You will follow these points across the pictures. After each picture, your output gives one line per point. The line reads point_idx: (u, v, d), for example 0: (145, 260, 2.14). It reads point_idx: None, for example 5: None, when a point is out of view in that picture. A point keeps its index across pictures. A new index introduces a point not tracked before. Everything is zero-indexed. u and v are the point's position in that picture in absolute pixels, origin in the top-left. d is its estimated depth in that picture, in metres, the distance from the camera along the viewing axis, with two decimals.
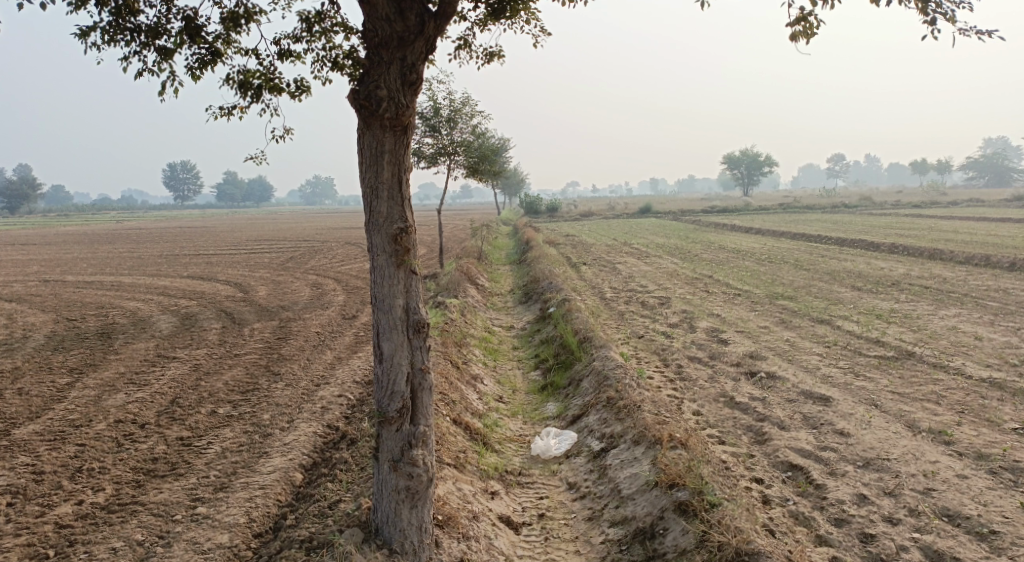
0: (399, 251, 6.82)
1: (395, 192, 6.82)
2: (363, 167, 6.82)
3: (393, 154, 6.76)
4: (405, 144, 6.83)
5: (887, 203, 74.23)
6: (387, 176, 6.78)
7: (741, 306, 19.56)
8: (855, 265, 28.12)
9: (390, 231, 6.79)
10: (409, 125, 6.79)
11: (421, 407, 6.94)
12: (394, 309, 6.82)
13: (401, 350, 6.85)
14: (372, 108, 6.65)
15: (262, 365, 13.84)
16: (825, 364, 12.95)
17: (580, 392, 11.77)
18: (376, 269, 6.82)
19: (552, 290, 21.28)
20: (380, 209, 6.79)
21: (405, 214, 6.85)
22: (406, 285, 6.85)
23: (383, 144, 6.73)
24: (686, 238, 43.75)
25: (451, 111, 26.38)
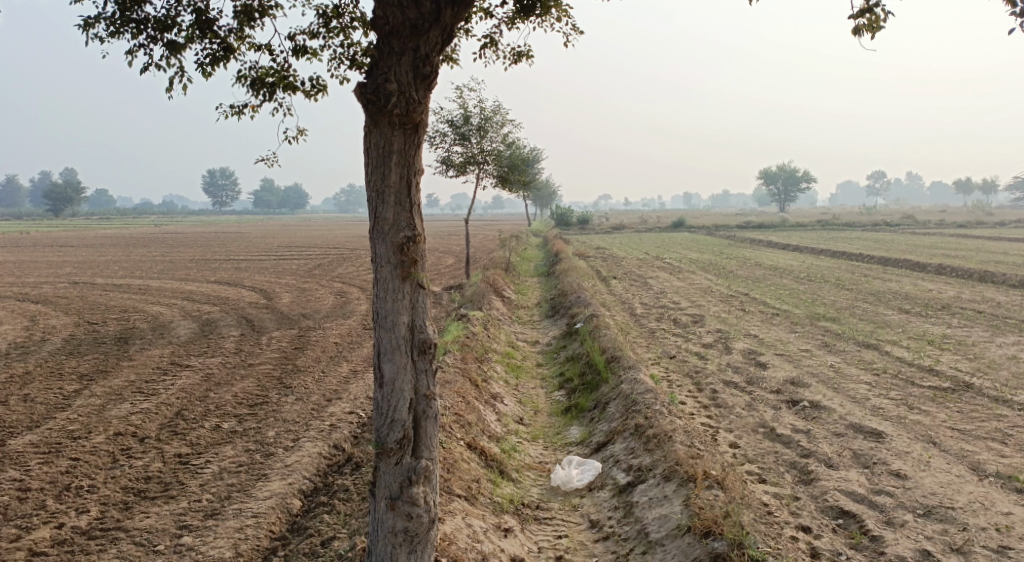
0: (405, 263, 6.12)
1: (403, 197, 6.11)
2: (369, 167, 6.11)
3: (402, 154, 6.04)
4: (416, 144, 6.11)
5: (928, 222, 72.48)
6: (395, 179, 6.07)
7: (780, 327, 18.62)
8: (900, 286, 26.95)
9: (396, 240, 6.10)
10: (420, 123, 6.08)
11: (424, 438, 6.27)
12: (397, 327, 6.14)
13: (404, 374, 6.18)
14: (381, 103, 5.95)
15: (276, 376, 13.06)
16: (874, 393, 12.01)
17: (606, 417, 10.94)
18: (379, 282, 6.14)
19: (582, 304, 20.47)
20: (385, 215, 6.09)
21: (413, 222, 6.15)
22: (411, 301, 6.17)
23: (391, 144, 6.02)
24: (721, 253, 42.71)
25: (483, 119, 25.74)
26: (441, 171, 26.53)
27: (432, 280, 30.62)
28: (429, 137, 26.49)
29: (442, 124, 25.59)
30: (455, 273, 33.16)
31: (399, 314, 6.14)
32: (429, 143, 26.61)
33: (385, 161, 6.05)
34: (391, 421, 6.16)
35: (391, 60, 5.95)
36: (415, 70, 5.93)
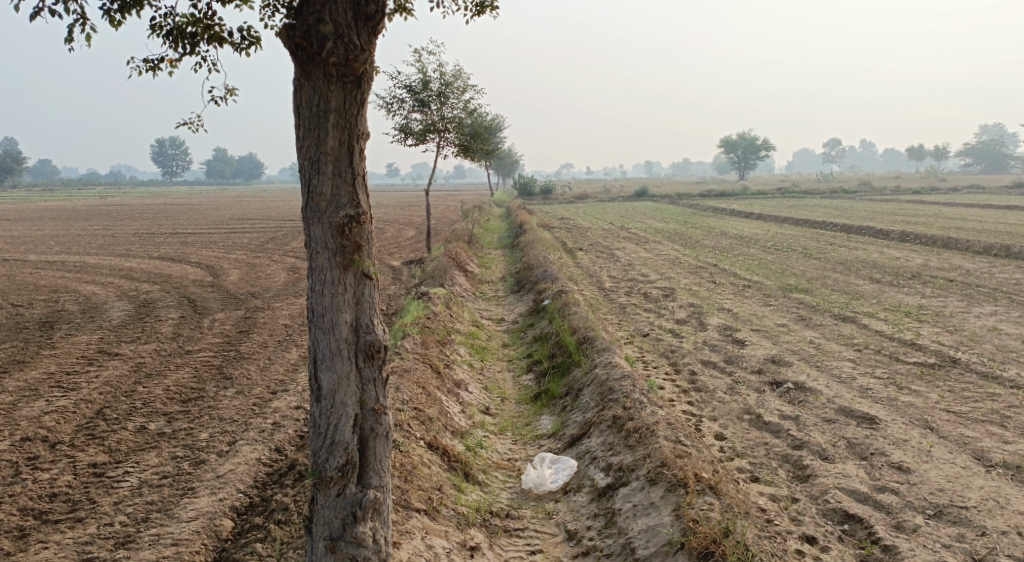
0: (346, 247, 5.74)
1: (342, 169, 5.70)
2: (302, 130, 5.67)
3: (343, 114, 5.62)
4: (357, 99, 5.66)
5: (885, 189, 72.88)
6: (332, 145, 5.65)
7: (753, 299, 17.90)
8: (868, 254, 26.47)
9: (334, 220, 5.70)
10: (362, 75, 5.61)
11: (370, 464, 5.97)
12: (337, 330, 5.79)
13: (345, 385, 5.85)
14: (313, 51, 5.51)
15: (215, 365, 11.97)
16: (860, 372, 11.28)
17: (580, 406, 10.07)
18: (318, 271, 5.76)
19: (548, 278, 19.55)
20: (322, 189, 5.68)
21: (354, 198, 5.74)
22: (354, 291, 5.79)
23: (327, 101, 5.57)
24: (685, 222, 42.04)
25: (442, 84, 24.53)
26: (400, 140, 25.29)
27: (391, 254, 29.42)
28: (386, 103, 25.19)
29: (399, 89, 24.32)
30: (415, 246, 31.98)
31: (341, 311, 5.78)
32: (386, 110, 25.32)
33: (319, 122, 5.61)
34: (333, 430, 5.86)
35: None
36: (354, 7, 5.49)
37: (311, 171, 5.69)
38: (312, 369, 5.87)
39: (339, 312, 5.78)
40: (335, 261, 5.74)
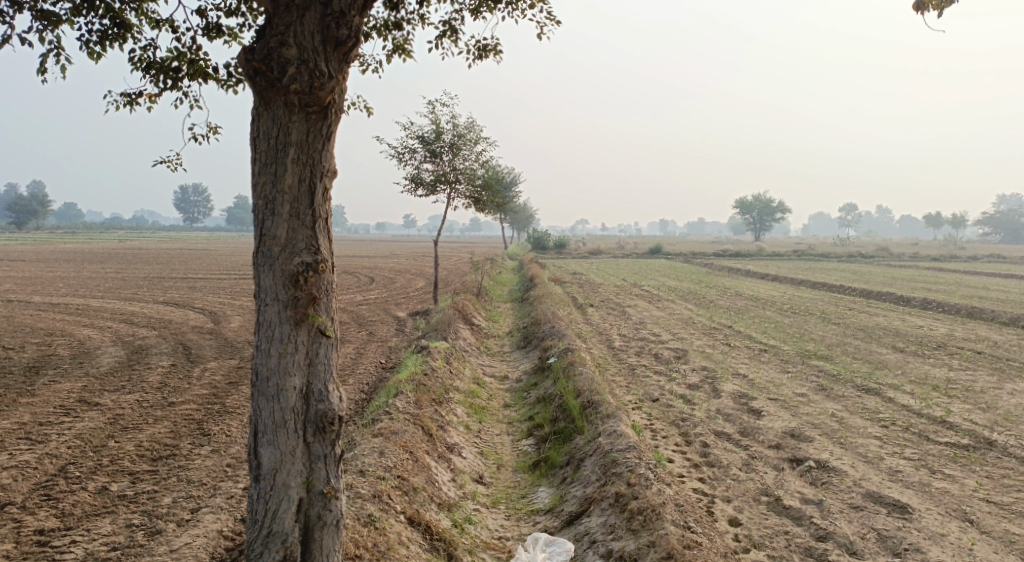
0: (299, 299, 6.27)
1: (297, 213, 6.24)
2: (259, 164, 6.21)
3: (305, 146, 6.17)
4: (320, 129, 6.22)
5: (903, 254, 71.86)
6: (290, 182, 6.20)
7: (770, 365, 17.04)
8: (888, 321, 25.58)
9: (288, 267, 6.23)
10: (326, 105, 6.16)
11: (314, 542, 6.41)
12: (287, 399, 6.30)
13: (291, 458, 6.32)
14: (273, 77, 6.04)
15: (197, 419, 11.27)
16: (887, 451, 10.41)
17: (581, 478, 9.26)
18: (268, 320, 6.27)
19: (555, 335, 18.79)
20: (277, 233, 6.22)
21: (309, 245, 6.28)
22: (305, 345, 6.31)
23: (288, 134, 6.13)
24: (699, 282, 41.28)
25: (455, 135, 24.18)
26: (410, 190, 24.87)
27: (398, 305, 28.78)
28: (398, 153, 24.86)
29: (412, 140, 24.00)
30: (423, 297, 31.34)
31: (289, 374, 6.29)
32: (397, 160, 24.97)
33: (278, 156, 6.16)
34: (272, 515, 6.32)
35: (292, 18, 6.02)
36: (321, 31, 6.04)
37: (268, 212, 6.23)
38: (255, 440, 6.34)
39: (288, 376, 6.29)
40: (286, 314, 6.26)
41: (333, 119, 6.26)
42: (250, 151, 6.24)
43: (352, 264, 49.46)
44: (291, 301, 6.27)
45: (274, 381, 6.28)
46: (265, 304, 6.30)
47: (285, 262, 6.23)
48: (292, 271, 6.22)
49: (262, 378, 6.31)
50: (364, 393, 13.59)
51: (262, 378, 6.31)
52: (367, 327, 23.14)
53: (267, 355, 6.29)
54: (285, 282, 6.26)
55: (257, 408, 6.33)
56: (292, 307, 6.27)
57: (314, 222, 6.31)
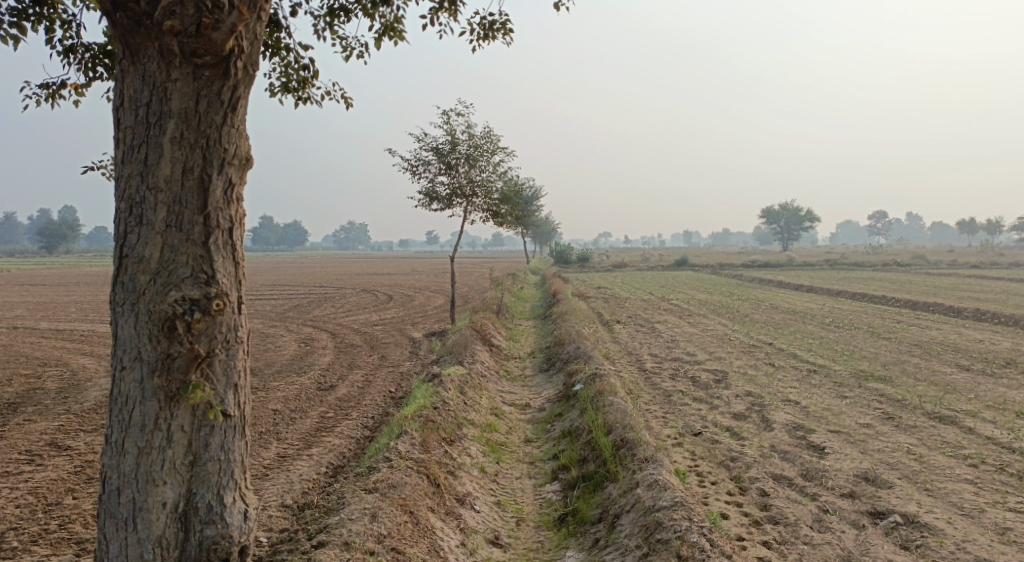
0: (174, 355, 5.51)
1: (170, 236, 5.49)
2: (126, 145, 5.50)
3: (192, 116, 5.47)
4: (214, 88, 5.50)
5: (938, 262, 69.33)
6: (168, 173, 5.48)
7: (823, 389, 15.24)
8: (943, 335, 23.56)
9: (158, 307, 5.50)
10: (221, 52, 5.43)
11: None
12: (151, 529, 5.55)
13: None
14: (142, 14, 5.33)
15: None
16: (987, 501, 8.64)
17: (617, 543, 7.68)
18: (128, 398, 5.53)
19: (582, 357, 17.11)
20: (147, 253, 5.48)
21: (192, 272, 5.55)
22: (184, 432, 5.59)
23: (168, 99, 5.42)
24: (731, 294, 39.30)
25: (471, 146, 22.68)
26: (425, 204, 23.39)
27: (414, 325, 27.22)
28: (411, 165, 23.39)
29: (425, 151, 22.54)
30: (441, 316, 29.77)
31: (157, 486, 5.56)
32: (411, 173, 23.50)
33: (152, 129, 5.45)
34: None
35: None
36: None
37: (134, 223, 5.49)
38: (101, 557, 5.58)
39: (154, 489, 5.56)
40: (152, 384, 5.52)
41: (235, 75, 5.55)
42: (115, 126, 5.52)
43: (370, 282, 47.93)
44: (163, 360, 5.51)
45: (130, 496, 5.53)
46: (125, 366, 5.53)
47: (155, 302, 5.50)
48: (167, 314, 5.47)
49: (113, 491, 5.56)
50: (367, 430, 12.14)
51: (114, 491, 5.57)
52: (379, 349, 21.61)
53: (122, 455, 5.56)
54: (155, 332, 5.51)
55: (106, 538, 5.57)
56: (162, 372, 5.52)
57: (205, 233, 5.58)
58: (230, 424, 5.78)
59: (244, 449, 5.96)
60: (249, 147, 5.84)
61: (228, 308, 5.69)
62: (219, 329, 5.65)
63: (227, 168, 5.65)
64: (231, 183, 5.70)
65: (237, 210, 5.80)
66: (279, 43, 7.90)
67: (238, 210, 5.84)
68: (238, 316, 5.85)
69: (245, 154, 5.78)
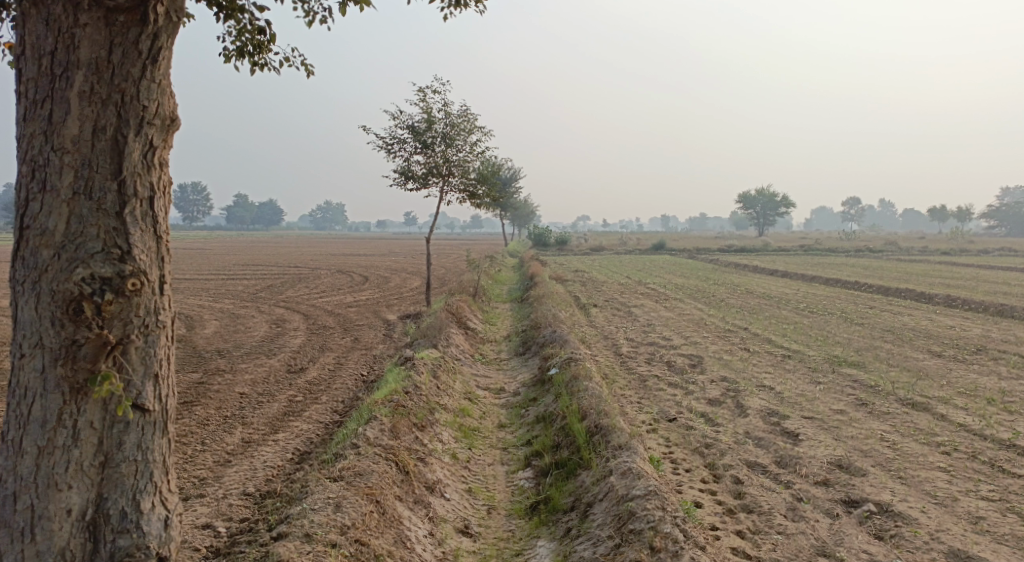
0: (79, 339, 5.16)
1: (77, 206, 5.14)
2: (28, 102, 5.16)
3: (104, 66, 5.14)
4: (129, 36, 5.18)
5: (911, 248, 70.14)
6: (76, 133, 5.13)
7: (798, 374, 15.22)
8: (915, 321, 23.70)
9: (63, 287, 5.15)
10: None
11: None
12: (53, 537, 5.17)
13: None
14: None
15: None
16: (960, 489, 8.59)
17: (588, 533, 7.54)
18: (27, 389, 5.17)
19: (557, 341, 16.96)
20: (50, 225, 5.13)
21: (104, 245, 5.21)
22: (92, 428, 5.24)
23: (76, 45, 5.09)
24: (707, 279, 39.38)
25: (448, 125, 22.32)
26: (400, 184, 23.05)
27: (389, 306, 26.95)
28: (386, 144, 23.02)
29: (401, 129, 22.17)
30: (416, 298, 29.52)
31: (60, 491, 5.19)
32: (386, 152, 23.12)
33: (57, 80, 5.10)
34: None
35: None
36: None
37: (37, 193, 5.14)
38: None
39: (57, 494, 5.19)
40: (54, 373, 5.15)
41: (154, 21, 5.25)
42: (18, 78, 5.17)
43: (346, 263, 47.51)
44: (68, 346, 5.15)
45: (28, 501, 5.16)
46: (25, 352, 5.18)
47: (58, 282, 5.14)
48: (72, 294, 5.13)
49: (9, 496, 5.18)
50: (336, 415, 11.92)
51: (9, 497, 5.18)
52: (352, 331, 21.35)
53: (20, 455, 5.19)
54: (58, 314, 5.16)
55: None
56: (67, 361, 5.17)
57: (118, 202, 5.24)
58: (149, 420, 5.45)
59: (165, 450, 5.62)
60: (170, 106, 5.52)
61: (144, 287, 5.35)
62: (134, 313, 5.32)
63: (144, 127, 5.33)
64: (150, 146, 5.38)
65: (156, 177, 5.47)
66: (234, 4, 7.53)
67: (159, 178, 5.51)
68: (159, 299, 5.50)
69: (165, 113, 5.46)
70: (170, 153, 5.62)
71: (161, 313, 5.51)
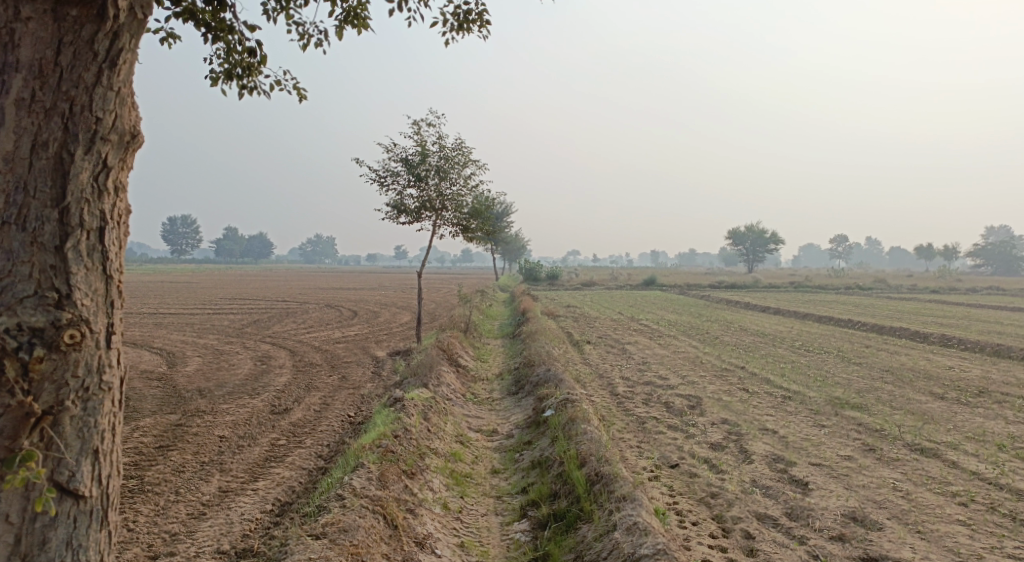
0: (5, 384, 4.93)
1: (12, 245, 5.00)
2: None
3: (52, 68, 5.06)
4: (83, 35, 5.12)
5: (900, 285, 70.22)
6: (17, 152, 5.02)
7: (800, 417, 14.75)
8: (914, 361, 23.28)
9: None
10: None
11: None
12: None
13: None
14: None
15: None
16: (983, 546, 8.13)
17: None
18: None
19: (551, 380, 16.47)
20: None
21: (41, 290, 5.05)
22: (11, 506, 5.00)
23: (25, 48, 5.02)
24: (700, 315, 38.93)
25: (442, 159, 21.97)
26: (392, 218, 22.61)
27: (378, 342, 26.41)
28: (378, 177, 22.62)
29: (394, 162, 21.80)
30: (406, 334, 28.93)
31: None
32: (378, 185, 22.72)
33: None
34: None
35: None
36: None
37: None
38: None
39: None
40: None
41: (114, 18, 5.22)
42: None
43: (335, 297, 46.91)
44: None
45: None
46: None
47: None
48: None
49: None
50: (321, 461, 11.44)
51: None
52: (339, 369, 20.76)
53: None
54: None
55: None
56: None
57: (60, 235, 5.10)
58: (84, 508, 5.23)
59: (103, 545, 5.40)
60: (129, 120, 5.43)
61: (84, 339, 5.19)
62: (70, 368, 5.15)
63: (97, 143, 5.22)
64: (102, 166, 5.28)
65: (108, 204, 5.37)
66: (223, 24, 7.20)
67: (112, 206, 5.39)
68: (101, 347, 5.34)
69: (123, 127, 5.37)
70: (126, 175, 5.52)
71: (105, 372, 5.33)
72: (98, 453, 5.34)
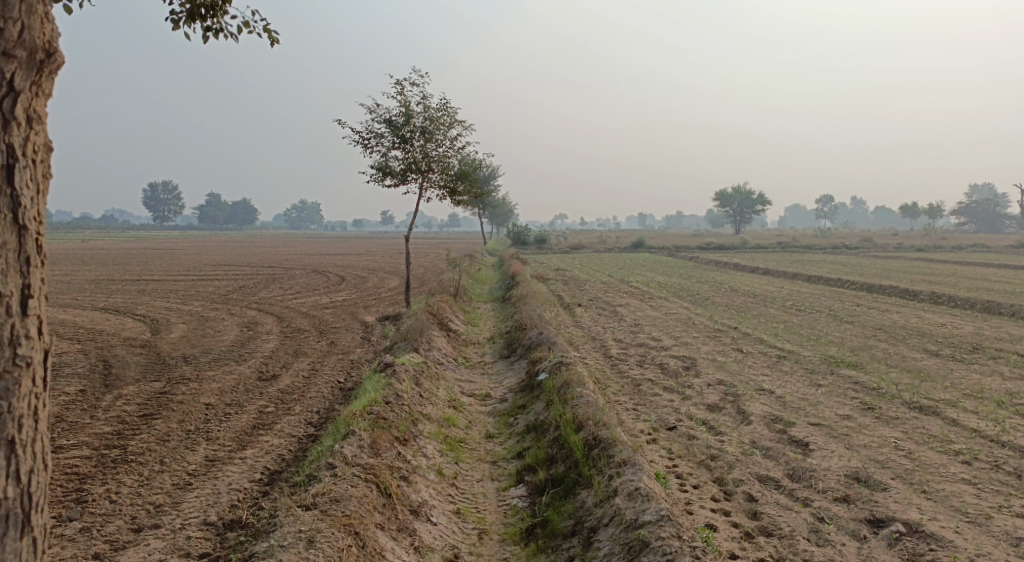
0: None
1: None
2: None
3: None
4: None
5: (886, 245, 70.40)
6: None
7: (797, 376, 14.59)
8: (906, 319, 23.19)
9: None
10: None
11: None
12: None
13: None
14: None
15: (80, 476, 9.38)
16: (991, 506, 7.98)
17: None
18: None
19: (544, 343, 16.24)
20: None
21: None
22: None
23: None
24: (689, 276, 38.74)
25: (427, 119, 21.47)
26: (377, 180, 22.16)
27: (367, 307, 26.10)
28: (362, 139, 22.11)
29: (377, 123, 21.28)
30: (395, 298, 28.64)
31: None
32: (362, 147, 22.22)
33: None
34: None
35: None
36: None
37: None
38: None
39: None
40: None
41: None
42: None
43: (322, 262, 46.46)
44: None
45: None
46: None
47: None
48: None
49: None
50: (311, 428, 11.23)
51: None
52: (327, 334, 20.48)
53: None
54: None
55: None
56: None
57: None
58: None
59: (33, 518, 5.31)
60: (40, 35, 5.26)
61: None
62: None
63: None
64: (8, 90, 5.12)
65: (15, 137, 5.17)
66: None
67: (22, 139, 5.21)
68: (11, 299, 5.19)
69: (32, 42, 5.21)
70: (42, 104, 5.36)
71: (16, 342, 5.18)
72: (14, 443, 5.19)
